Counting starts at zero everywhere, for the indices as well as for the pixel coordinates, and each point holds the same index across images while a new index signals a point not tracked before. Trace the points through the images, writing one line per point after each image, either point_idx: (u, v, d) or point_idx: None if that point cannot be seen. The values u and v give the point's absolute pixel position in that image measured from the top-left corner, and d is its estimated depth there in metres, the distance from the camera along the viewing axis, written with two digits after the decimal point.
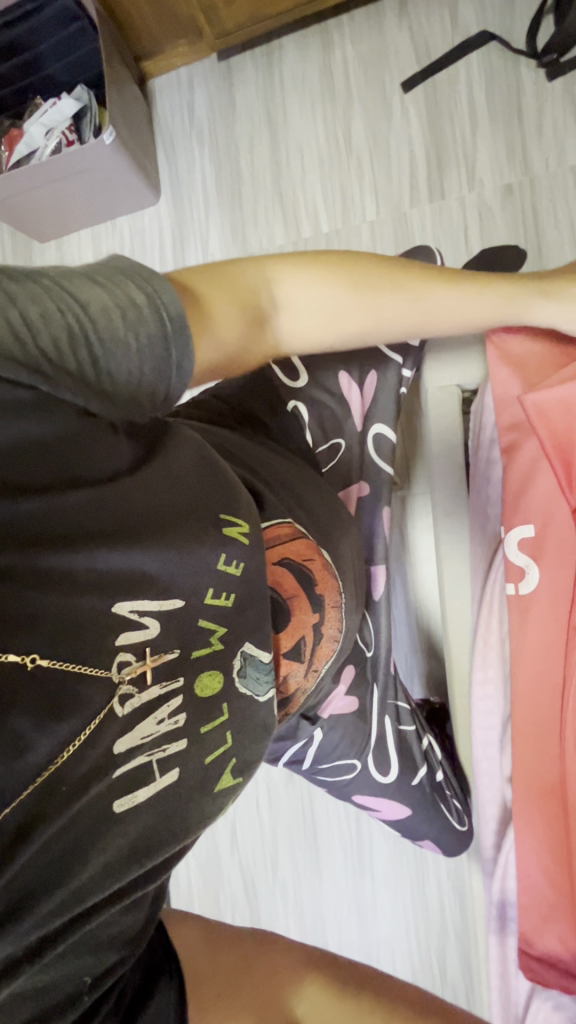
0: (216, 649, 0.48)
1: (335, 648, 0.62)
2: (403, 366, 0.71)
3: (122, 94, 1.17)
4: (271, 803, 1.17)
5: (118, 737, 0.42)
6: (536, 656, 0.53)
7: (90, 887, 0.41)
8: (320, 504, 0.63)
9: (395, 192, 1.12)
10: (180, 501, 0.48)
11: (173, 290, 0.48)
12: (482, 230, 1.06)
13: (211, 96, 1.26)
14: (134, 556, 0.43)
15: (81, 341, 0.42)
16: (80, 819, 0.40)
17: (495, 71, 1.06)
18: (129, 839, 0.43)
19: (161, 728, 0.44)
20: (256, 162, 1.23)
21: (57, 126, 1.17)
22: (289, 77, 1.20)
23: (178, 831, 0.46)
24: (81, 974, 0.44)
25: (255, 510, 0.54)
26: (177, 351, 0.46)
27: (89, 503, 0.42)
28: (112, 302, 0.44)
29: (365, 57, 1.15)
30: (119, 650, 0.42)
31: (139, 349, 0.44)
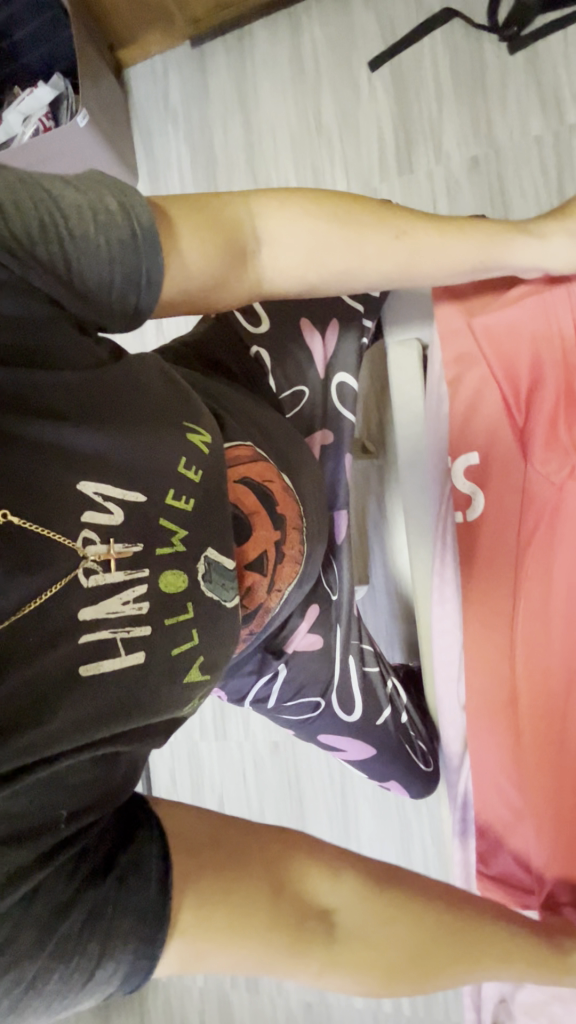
0: (177, 549, 0.50)
1: (297, 571, 0.65)
2: (364, 316, 0.73)
3: (97, 80, 1.20)
4: (257, 773, 1.19)
5: (83, 605, 0.44)
6: (487, 565, 0.63)
7: (60, 737, 0.42)
8: (281, 437, 0.67)
9: (365, 168, 1.15)
10: (146, 407, 0.52)
11: (145, 201, 0.52)
12: (450, 200, 1.09)
13: (185, 82, 1.29)
14: (99, 440, 0.47)
15: (52, 233, 0.46)
16: (48, 671, 0.42)
17: (458, 45, 1.09)
18: (98, 705, 0.45)
19: (125, 609, 0.47)
20: (230, 144, 1.26)
21: (35, 113, 1.20)
22: (260, 59, 1.23)
23: (142, 708, 0.47)
24: (55, 806, 0.44)
25: (218, 431, 0.58)
26: (146, 256, 0.50)
27: (59, 386, 0.46)
28: (85, 205, 0.48)
29: (333, 39, 1.18)
30: (84, 526, 0.45)
31: (109, 249, 0.49)
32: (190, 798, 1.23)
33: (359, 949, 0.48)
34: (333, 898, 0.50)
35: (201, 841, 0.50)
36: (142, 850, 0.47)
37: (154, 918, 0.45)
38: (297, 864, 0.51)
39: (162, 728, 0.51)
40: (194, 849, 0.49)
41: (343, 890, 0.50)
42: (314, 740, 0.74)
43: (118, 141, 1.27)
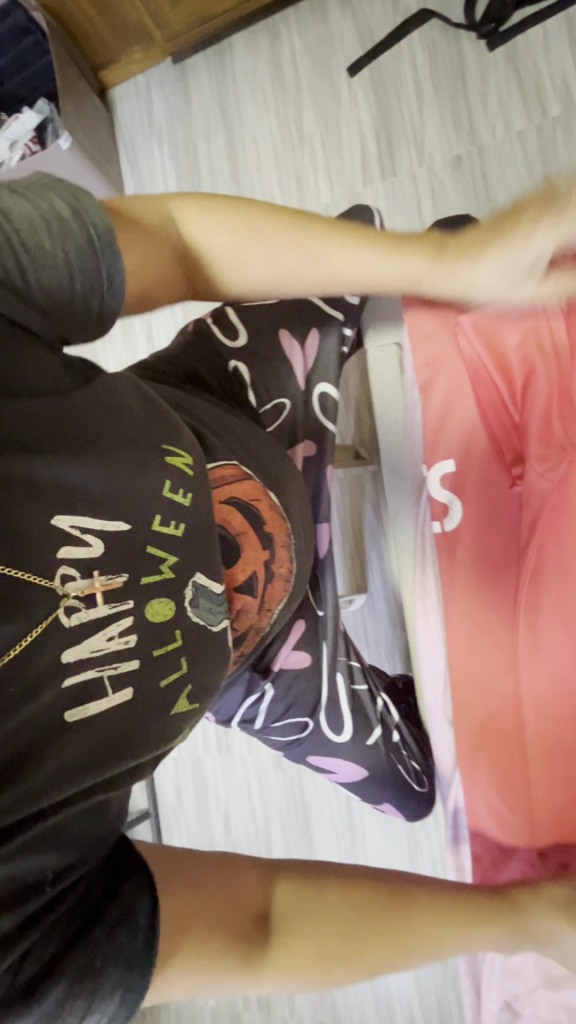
0: (166, 577, 0.50)
1: (287, 590, 0.65)
2: (344, 323, 0.71)
3: (80, 102, 1.22)
4: (262, 788, 1.17)
5: (65, 648, 0.43)
6: (467, 581, 0.58)
7: (47, 789, 0.42)
8: (267, 453, 0.66)
9: (347, 173, 1.14)
10: (123, 431, 0.51)
11: (98, 204, 0.52)
12: (434, 201, 1.07)
13: (167, 99, 1.30)
14: (75, 470, 0.46)
15: (8, 247, 0.45)
16: (30, 725, 0.41)
17: (438, 45, 1.08)
18: (84, 750, 0.44)
19: (110, 645, 0.46)
20: (214, 157, 1.26)
21: (21, 137, 1.22)
22: (240, 71, 1.23)
23: (133, 747, 0.48)
24: (44, 868, 0.43)
25: (199, 449, 0.57)
26: (106, 261, 0.51)
27: (28, 417, 0.44)
28: (36, 214, 0.47)
29: (311, 48, 1.18)
30: (62, 564, 0.44)
31: (67, 257, 0.48)
32: (196, 813, 1.23)
33: (294, 944, 0.49)
34: (273, 901, 0.51)
35: (181, 875, 0.51)
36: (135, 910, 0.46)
37: (146, 952, 0.45)
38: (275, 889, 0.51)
39: (152, 758, 0.52)
40: (172, 879, 0.50)
41: (275, 893, 0.51)
42: (305, 762, 0.72)
43: (104, 161, 1.28)
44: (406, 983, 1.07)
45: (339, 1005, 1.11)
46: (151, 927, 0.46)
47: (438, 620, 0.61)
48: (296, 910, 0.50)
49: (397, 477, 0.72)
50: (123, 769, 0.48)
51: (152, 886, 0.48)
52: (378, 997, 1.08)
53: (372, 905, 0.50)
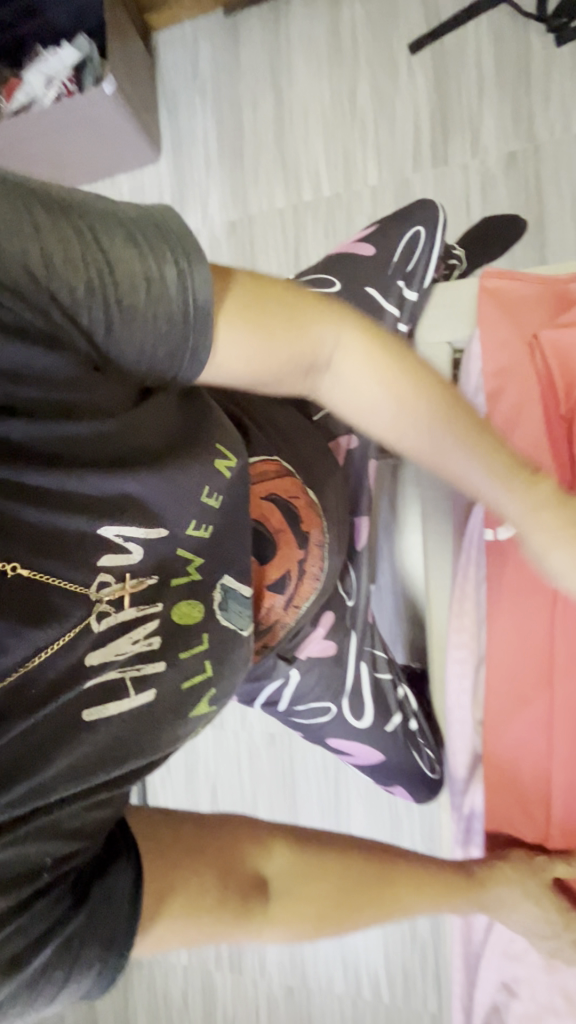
0: (193, 578, 0.50)
1: (316, 588, 0.63)
2: (398, 316, 0.70)
3: (124, 43, 1.15)
4: (252, 763, 1.20)
5: (90, 650, 0.44)
6: (512, 589, 0.60)
7: (54, 786, 0.42)
8: (309, 449, 0.65)
9: (398, 156, 1.11)
10: (169, 436, 0.48)
11: (208, 274, 0.45)
12: (484, 196, 1.05)
13: (215, 52, 1.24)
14: (121, 484, 0.45)
15: (98, 300, 0.42)
16: (48, 723, 0.42)
17: (505, 33, 1.05)
18: (98, 748, 0.45)
19: (135, 647, 0.46)
20: (259, 123, 1.21)
21: (58, 74, 1.15)
22: (296, 34, 1.18)
23: (145, 746, 0.47)
24: (42, 854, 0.43)
25: (241, 444, 0.54)
26: (193, 335, 0.45)
27: (86, 439, 0.43)
28: (140, 269, 0.42)
29: (373, 17, 1.13)
30: (99, 571, 0.44)
31: (153, 322, 0.44)
32: (184, 785, 1.24)
33: (293, 903, 0.53)
34: (270, 868, 0.53)
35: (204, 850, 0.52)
36: (116, 884, 0.47)
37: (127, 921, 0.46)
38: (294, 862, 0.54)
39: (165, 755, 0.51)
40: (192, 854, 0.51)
41: (273, 860, 0.54)
42: (323, 743, 0.75)
43: (144, 112, 1.22)
44: (375, 951, 1.13)
45: (308, 967, 1.16)
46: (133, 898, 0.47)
47: (474, 627, 0.63)
48: (292, 879, 0.53)
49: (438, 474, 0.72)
50: (135, 768, 0.48)
51: (137, 862, 0.48)
52: (346, 963, 1.14)
53: (360, 881, 0.54)
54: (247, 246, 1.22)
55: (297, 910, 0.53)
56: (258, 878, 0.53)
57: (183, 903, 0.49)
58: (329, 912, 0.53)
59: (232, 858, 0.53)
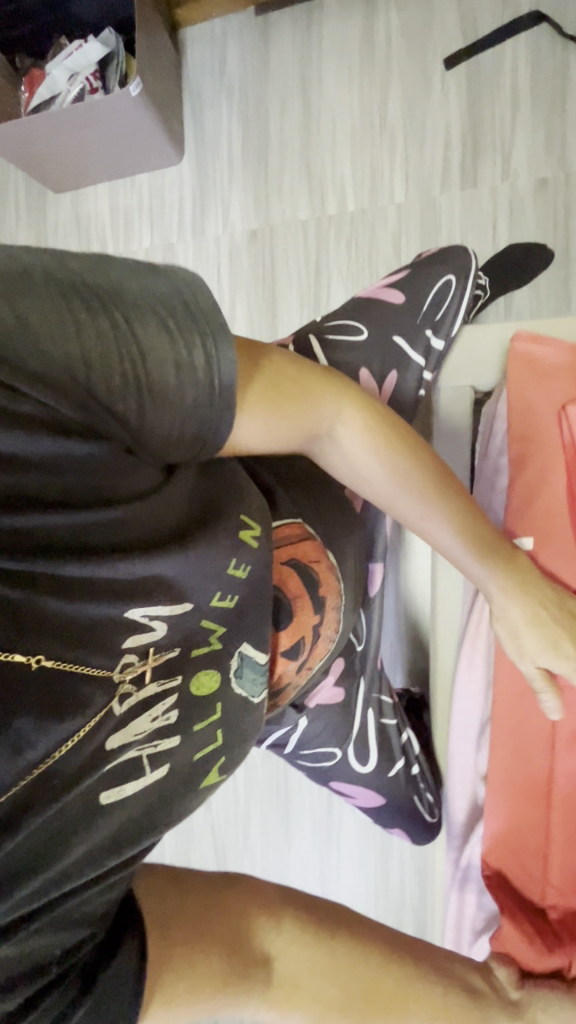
0: (214, 649, 0.52)
1: (330, 648, 0.67)
2: (424, 369, 0.77)
3: (151, 39, 1.11)
4: (247, 772, 1.20)
5: (111, 736, 0.45)
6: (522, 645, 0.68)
7: (69, 873, 0.44)
8: (328, 508, 0.69)
9: (426, 175, 1.09)
10: (195, 513, 0.51)
11: (234, 354, 0.47)
12: (511, 224, 1.04)
13: (244, 51, 1.20)
14: (151, 565, 0.46)
15: (130, 386, 0.44)
16: (65, 813, 0.44)
17: (543, 55, 1.02)
18: (111, 830, 0.47)
19: (153, 726, 0.48)
20: (286, 128, 1.18)
21: (82, 71, 1.12)
22: (328, 37, 1.15)
23: (155, 820, 0.50)
24: (52, 945, 0.45)
25: (267, 515, 0.57)
26: (217, 417, 0.48)
27: (118, 524, 0.45)
28: (171, 355, 0.44)
29: (409, 25, 1.10)
30: (124, 653, 0.46)
31: (182, 407, 0.46)
32: None
33: (297, 993, 0.54)
34: (275, 946, 0.55)
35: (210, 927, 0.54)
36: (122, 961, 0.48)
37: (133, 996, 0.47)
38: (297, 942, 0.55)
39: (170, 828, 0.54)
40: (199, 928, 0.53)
41: (278, 949, 0.55)
42: (327, 783, 0.82)
43: (168, 111, 1.19)
44: None
45: None
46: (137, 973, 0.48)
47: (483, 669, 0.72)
48: (296, 968, 0.54)
49: None
50: (145, 845, 0.50)
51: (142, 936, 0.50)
52: None
53: (347, 969, 0.55)
54: (268, 257, 1.20)
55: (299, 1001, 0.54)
56: (263, 958, 0.54)
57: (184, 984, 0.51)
58: (326, 997, 0.53)
59: (239, 935, 0.54)
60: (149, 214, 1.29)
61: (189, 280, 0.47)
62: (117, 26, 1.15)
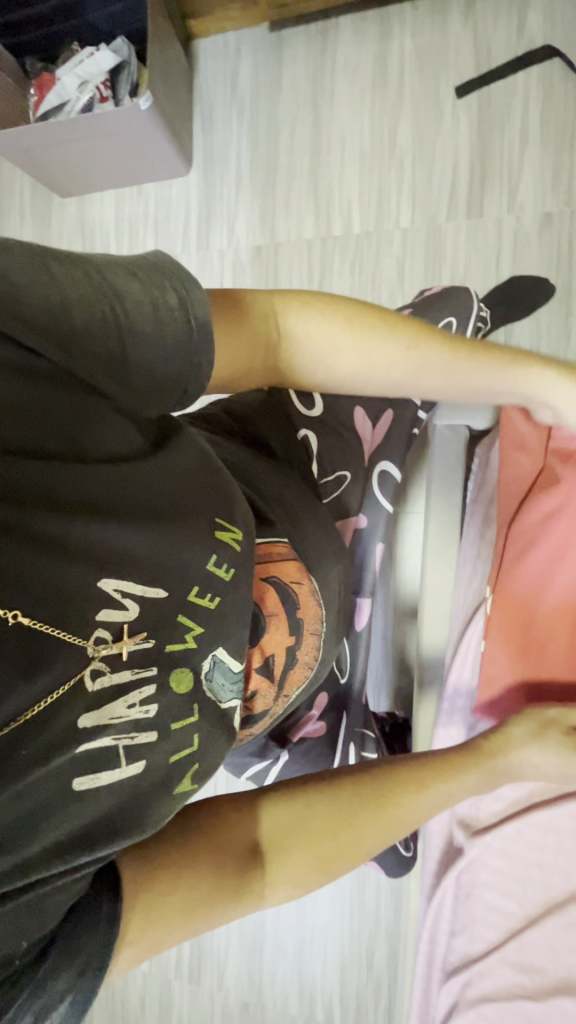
0: (188, 647, 0.50)
1: (308, 676, 0.69)
2: (419, 409, 0.80)
3: (164, 52, 1.10)
4: None
5: (84, 715, 0.44)
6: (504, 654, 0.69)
7: (36, 862, 0.42)
8: (317, 529, 0.68)
9: (432, 201, 1.09)
10: (180, 499, 0.51)
11: (204, 297, 0.52)
12: (514, 255, 1.04)
13: (257, 68, 1.20)
14: (125, 535, 0.46)
15: (110, 325, 0.46)
16: (37, 793, 0.42)
17: (554, 89, 1.03)
18: (81, 823, 0.45)
19: (130, 714, 0.46)
20: (295, 147, 1.18)
21: (92, 80, 1.12)
22: (342, 58, 1.15)
23: (131, 824, 0.47)
24: (18, 937, 0.42)
25: (251, 522, 0.58)
26: (199, 351, 0.51)
27: (92, 483, 0.46)
28: (146, 298, 0.49)
29: (423, 53, 1.10)
30: (98, 625, 0.45)
31: (163, 343, 0.49)
32: None
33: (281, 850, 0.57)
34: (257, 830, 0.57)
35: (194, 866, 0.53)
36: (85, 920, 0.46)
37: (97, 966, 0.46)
38: (273, 817, 0.58)
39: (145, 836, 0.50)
40: (184, 863, 0.53)
41: (263, 820, 0.58)
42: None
43: (178, 122, 1.18)
44: (330, 982, 1.11)
45: (265, 987, 1.14)
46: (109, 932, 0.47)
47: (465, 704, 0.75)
48: (280, 825, 0.58)
49: (443, 556, 0.83)
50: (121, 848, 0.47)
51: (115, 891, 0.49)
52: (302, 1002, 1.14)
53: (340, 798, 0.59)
54: (271, 274, 1.20)
55: (293, 853, 0.57)
56: (255, 847, 0.56)
57: (174, 903, 0.51)
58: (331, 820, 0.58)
59: (227, 844, 0.55)
60: (154, 222, 1.28)
61: (151, 252, 0.53)
62: (131, 35, 1.14)
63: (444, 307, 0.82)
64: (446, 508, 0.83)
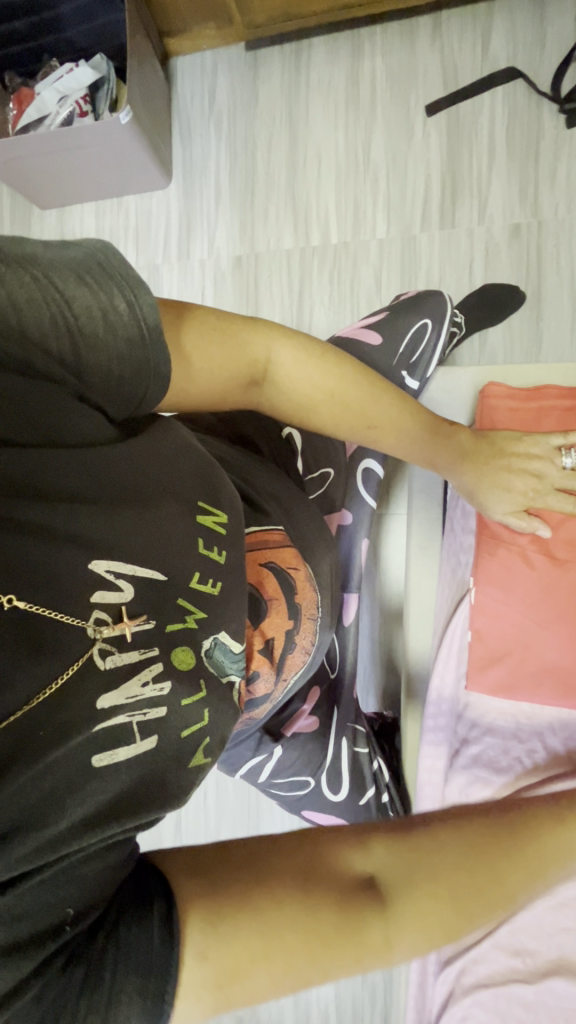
0: (190, 627, 0.50)
1: (305, 663, 0.70)
2: None
3: (143, 69, 1.13)
4: (219, 798, 1.12)
5: (102, 695, 0.44)
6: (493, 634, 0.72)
7: (65, 840, 0.40)
8: (307, 520, 0.71)
9: (406, 213, 1.13)
10: (166, 487, 0.53)
11: (153, 300, 0.52)
12: (487, 263, 1.08)
13: (234, 86, 1.24)
14: (113, 521, 0.48)
15: (63, 330, 0.47)
16: (58, 770, 0.41)
17: (518, 107, 1.08)
18: (106, 798, 0.43)
19: (144, 693, 0.46)
20: (272, 161, 1.22)
21: (72, 93, 1.13)
22: (315, 78, 1.19)
23: (153, 797, 0.45)
24: (63, 904, 0.40)
25: (238, 506, 0.60)
26: (153, 353, 0.52)
27: (76, 470, 0.47)
28: (95, 304, 0.49)
29: (393, 73, 1.15)
30: (95, 608, 0.45)
31: (116, 347, 0.50)
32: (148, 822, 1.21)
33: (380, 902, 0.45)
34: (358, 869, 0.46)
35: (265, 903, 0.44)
36: (135, 937, 0.41)
37: (160, 976, 0.41)
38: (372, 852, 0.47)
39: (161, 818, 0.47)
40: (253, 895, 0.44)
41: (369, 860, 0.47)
42: (298, 812, 0.84)
43: (157, 137, 1.21)
44: (326, 990, 1.09)
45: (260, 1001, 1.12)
46: (168, 941, 0.42)
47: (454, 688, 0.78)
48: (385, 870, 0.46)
49: (427, 553, 0.84)
50: (148, 822, 0.45)
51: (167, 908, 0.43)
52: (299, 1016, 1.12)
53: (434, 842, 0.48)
54: (252, 282, 1.22)
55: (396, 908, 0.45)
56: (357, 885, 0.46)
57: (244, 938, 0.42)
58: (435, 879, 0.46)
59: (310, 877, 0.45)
60: (135, 235, 1.30)
61: (99, 246, 0.52)
62: (110, 52, 1.17)
63: (423, 308, 0.86)
64: (429, 503, 0.85)
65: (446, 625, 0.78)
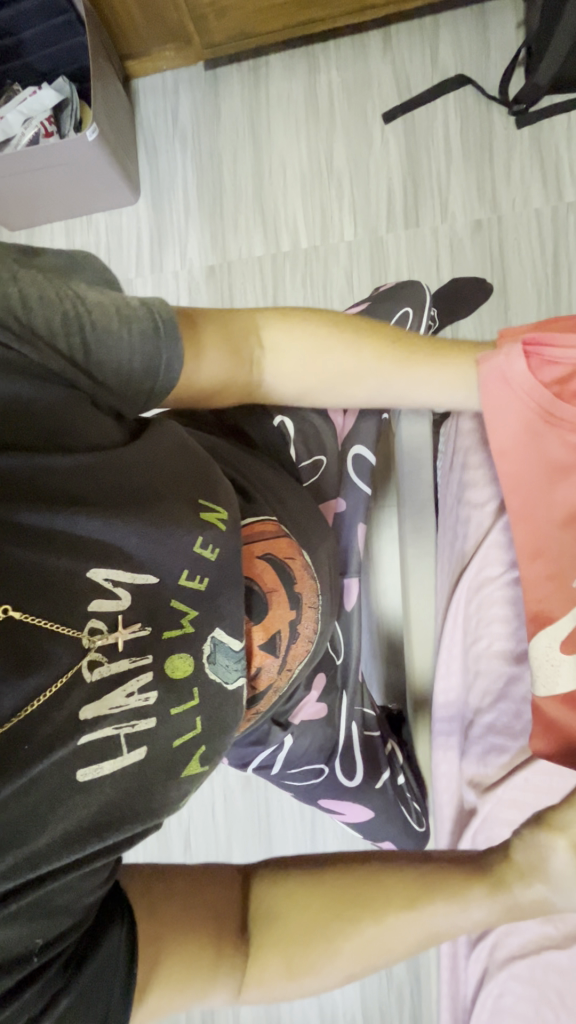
0: (186, 632, 0.50)
1: (309, 651, 0.69)
2: None
3: (106, 90, 1.15)
4: (227, 810, 1.08)
5: (85, 704, 0.44)
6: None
7: (45, 854, 0.43)
8: (300, 508, 0.71)
9: (372, 215, 1.17)
10: (162, 487, 0.52)
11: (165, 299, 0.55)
12: (453, 258, 1.12)
13: (196, 103, 1.27)
14: (111, 525, 0.47)
15: (75, 325, 0.48)
16: (40, 788, 0.42)
17: (470, 111, 1.14)
18: (89, 814, 0.45)
19: (129, 703, 0.46)
20: (238, 173, 1.25)
21: (36, 115, 1.15)
22: (274, 94, 1.23)
23: (137, 812, 0.47)
24: (31, 936, 0.44)
25: (235, 500, 0.57)
26: (166, 347, 0.54)
27: (79, 473, 0.47)
28: (107, 299, 0.51)
29: (349, 85, 1.20)
30: (91, 616, 0.45)
31: (130, 341, 0.51)
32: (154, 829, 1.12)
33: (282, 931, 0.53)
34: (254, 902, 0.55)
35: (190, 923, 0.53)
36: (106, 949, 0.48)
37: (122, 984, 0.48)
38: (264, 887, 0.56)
39: (155, 823, 0.51)
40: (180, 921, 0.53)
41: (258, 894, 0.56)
42: (316, 802, 0.84)
43: (123, 155, 1.23)
44: (350, 997, 1.06)
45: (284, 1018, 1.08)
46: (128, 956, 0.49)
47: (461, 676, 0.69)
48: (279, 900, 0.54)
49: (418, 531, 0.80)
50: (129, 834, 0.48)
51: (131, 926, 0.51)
52: None
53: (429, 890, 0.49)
54: (226, 288, 1.24)
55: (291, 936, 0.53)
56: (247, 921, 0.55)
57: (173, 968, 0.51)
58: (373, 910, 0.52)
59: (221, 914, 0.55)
60: (106, 250, 1.31)
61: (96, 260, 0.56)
62: (73, 75, 1.19)
63: (400, 300, 0.88)
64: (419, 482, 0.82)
65: (450, 600, 0.70)
